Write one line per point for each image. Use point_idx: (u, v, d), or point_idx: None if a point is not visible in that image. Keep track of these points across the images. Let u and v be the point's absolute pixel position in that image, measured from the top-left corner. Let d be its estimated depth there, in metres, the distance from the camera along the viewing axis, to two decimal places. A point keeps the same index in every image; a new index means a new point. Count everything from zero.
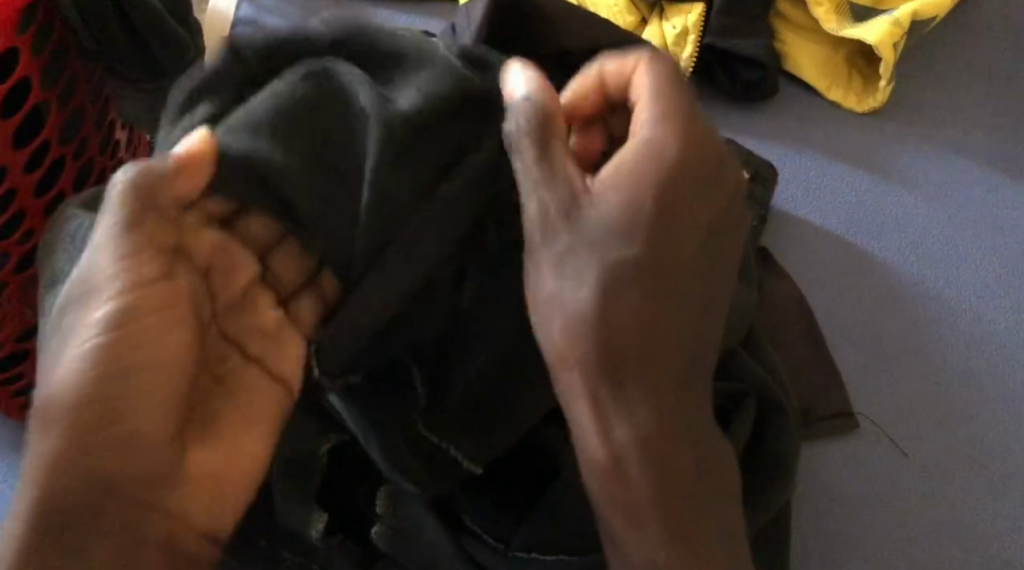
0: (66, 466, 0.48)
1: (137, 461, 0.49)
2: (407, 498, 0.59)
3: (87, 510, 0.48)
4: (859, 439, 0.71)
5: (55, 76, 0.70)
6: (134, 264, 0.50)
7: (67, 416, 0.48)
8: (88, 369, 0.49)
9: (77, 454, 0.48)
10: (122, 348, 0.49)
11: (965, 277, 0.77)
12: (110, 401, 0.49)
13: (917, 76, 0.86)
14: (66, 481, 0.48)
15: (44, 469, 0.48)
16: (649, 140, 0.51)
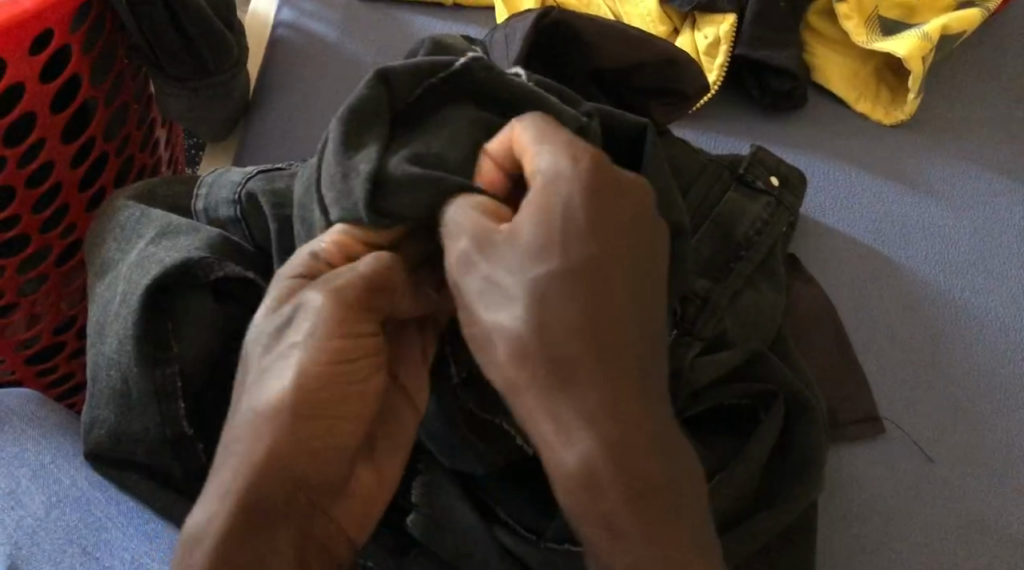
0: (261, 469, 0.45)
1: (319, 472, 0.46)
2: (444, 489, 0.61)
3: (270, 518, 0.45)
4: (883, 444, 0.72)
5: (104, 73, 0.72)
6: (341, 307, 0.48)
7: (279, 423, 0.45)
8: (292, 380, 0.46)
9: (291, 463, 0.45)
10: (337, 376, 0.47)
11: (992, 289, 0.78)
12: (314, 409, 0.46)
13: (944, 90, 0.87)
14: (269, 487, 0.45)
15: (237, 476, 0.45)
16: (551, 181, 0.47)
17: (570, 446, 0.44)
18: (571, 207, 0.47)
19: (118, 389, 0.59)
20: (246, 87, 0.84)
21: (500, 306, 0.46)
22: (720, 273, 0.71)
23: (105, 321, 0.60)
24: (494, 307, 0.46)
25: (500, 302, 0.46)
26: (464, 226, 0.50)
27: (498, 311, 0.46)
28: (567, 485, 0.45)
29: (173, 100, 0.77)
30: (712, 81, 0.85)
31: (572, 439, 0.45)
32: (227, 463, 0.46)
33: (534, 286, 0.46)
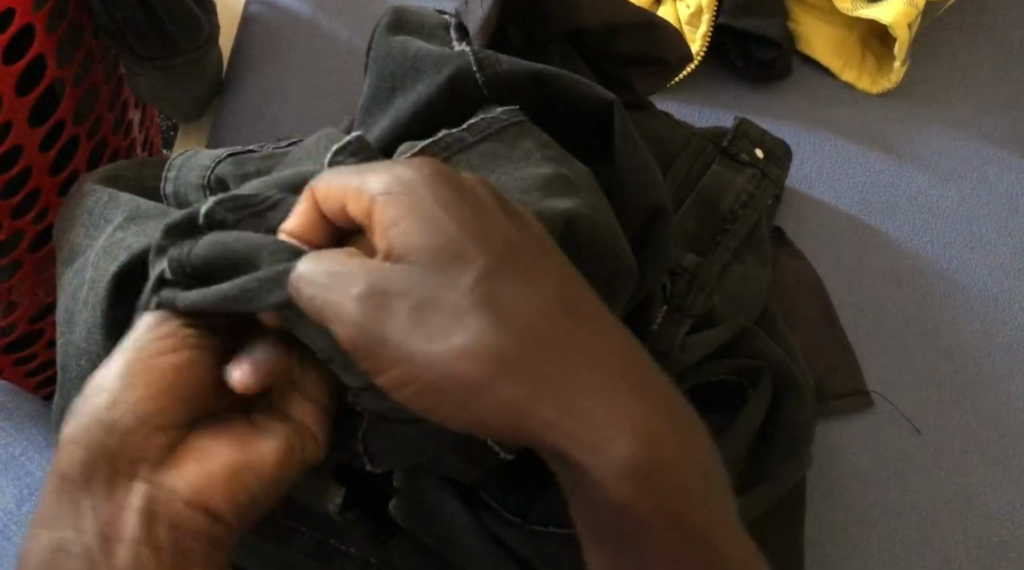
0: (102, 432, 0.47)
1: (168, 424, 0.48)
2: (427, 473, 0.59)
3: (115, 470, 0.47)
4: (872, 418, 0.71)
5: (71, 54, 0.70)
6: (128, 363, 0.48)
7: (113, 402, 0.48)
8: (121, 369, 0.48)
9: (134, 413, 0.48)
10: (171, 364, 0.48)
11: (979, 258, 0.77)
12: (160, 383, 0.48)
13: (929, 56, 0.86)
14: (102, 446, 0.47)
15: (83, 441, 0.47)
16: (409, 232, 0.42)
17: (614, 441, 0.40)
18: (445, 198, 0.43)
19: (88, 379, 0.58)
20: (218, 66, 0.81)
21: (430, 333, 0.40)
22: (706, 248, 0.70)
23: (75, 310, 0.59)
24: (432, 340, 0.40)
25: (447, 332, 0.40)
26: (350, 269, 0.42)
27: (445, 341, 0.40)
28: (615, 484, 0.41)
29: (144, 81, 0.75)
30: (695, 52, 0.83)
31: (603, 438, 0.40)
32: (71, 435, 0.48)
33: (478, 304, 0.41)
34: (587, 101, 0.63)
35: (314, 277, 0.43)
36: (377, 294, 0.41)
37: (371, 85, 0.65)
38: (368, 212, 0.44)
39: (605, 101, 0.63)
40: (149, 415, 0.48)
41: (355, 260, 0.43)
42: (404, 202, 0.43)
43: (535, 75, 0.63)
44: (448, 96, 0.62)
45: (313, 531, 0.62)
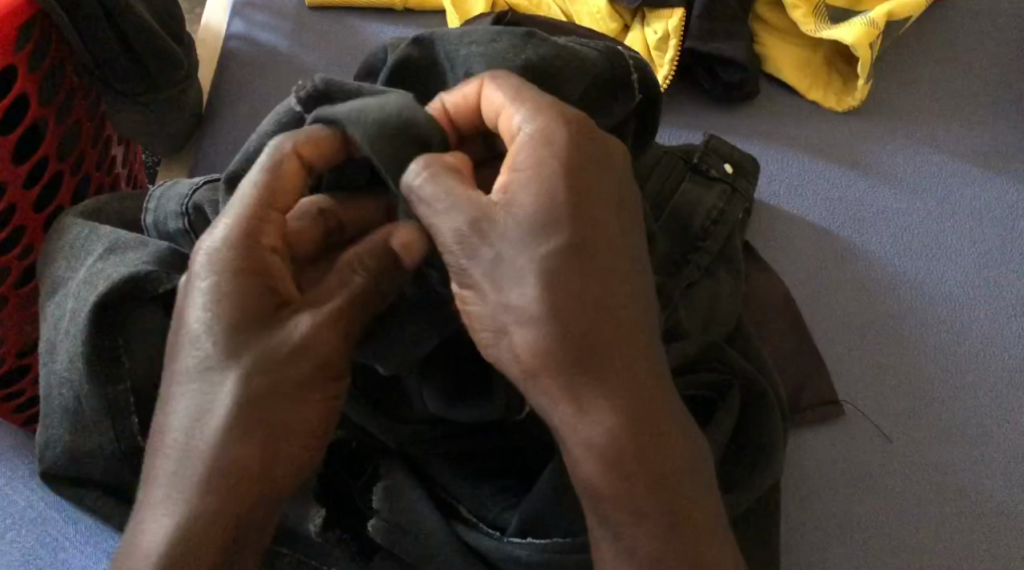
0: (228, 481, 0.49)
1: (275, 475, 0.50)
2: (403, 492, 0.61)
3: (243, 521, 0.49)
4: (842, 428, 0.72)
5: (54, 92, 0.72)
6: (245, 223, 0.52)
7: (218, 439, 0.49)
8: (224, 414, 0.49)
9: (239, 463, 0.49)
10: (268, 411, 0.50)
11: (945, 268, 0.78)
12: (259, 428, 0.49)
13: (894, 74, 0.88)
14: (225, 496, 0.49)
15: (209, 489, 0.49)
16: (533, 136, 0.52)
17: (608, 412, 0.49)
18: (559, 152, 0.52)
19: (71, 407, 0.59)
20: (198, 101, 0.83)
21: (513, 192, 0.51)
22: (678, 265, 0.72)
23: (57, 340, 0.61)
24: (506, 197, 0.51)
25: (516, 173, 0.51)
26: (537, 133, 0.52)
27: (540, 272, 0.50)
28: (605, 453, 0.49)
29: (124, 117, 0.77)
30: (663, 76, 0.85)
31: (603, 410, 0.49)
32: (173, 465, 0.49)
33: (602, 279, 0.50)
34: (577, 81, 0.66)
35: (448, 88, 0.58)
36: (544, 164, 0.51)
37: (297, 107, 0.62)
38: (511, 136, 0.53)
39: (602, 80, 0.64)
40: (277, 466, 0.50)
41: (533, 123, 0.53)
42: (528, 150, 0.52)
43: (520, 34, 0.66)
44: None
45: (294, 552, 0.63)
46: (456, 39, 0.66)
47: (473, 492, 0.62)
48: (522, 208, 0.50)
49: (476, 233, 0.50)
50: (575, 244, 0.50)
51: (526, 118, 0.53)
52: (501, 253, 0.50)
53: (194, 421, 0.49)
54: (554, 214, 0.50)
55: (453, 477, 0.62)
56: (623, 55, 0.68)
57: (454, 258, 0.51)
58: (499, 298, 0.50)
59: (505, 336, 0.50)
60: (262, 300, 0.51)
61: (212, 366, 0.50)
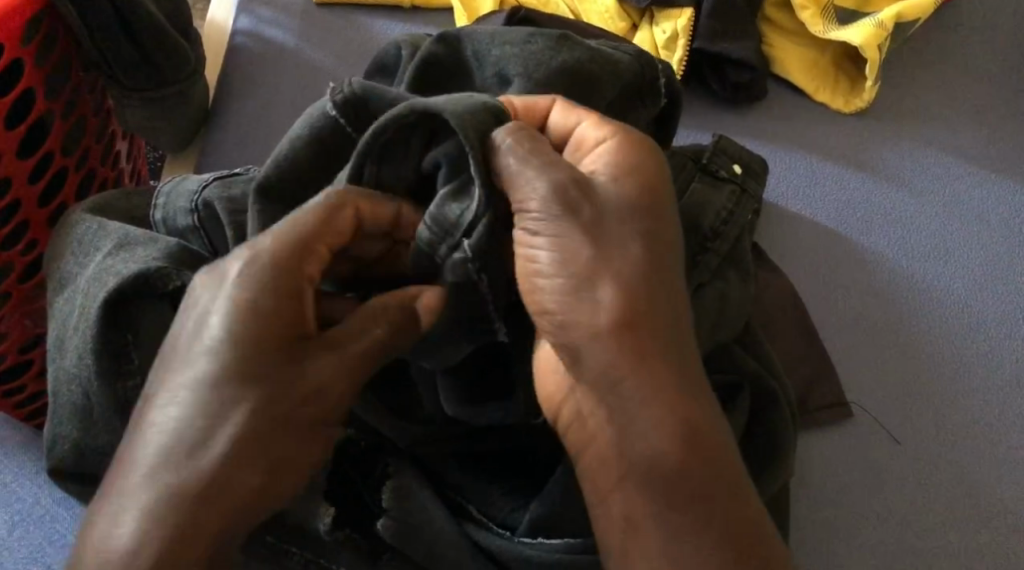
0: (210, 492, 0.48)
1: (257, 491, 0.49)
2: (414, 491, 0.61)
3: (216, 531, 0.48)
4: (851, 431, 0.72)
5: (59, 86, 0.71)
6: (280, 255, 0.52)
7: (209, 447, 0.48)
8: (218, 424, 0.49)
9: (224, 474, 0.48)
10: (261, 428, 0.49)
11: (952, 271, 0.78)
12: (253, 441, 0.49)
13: (902, 76, 0.88)
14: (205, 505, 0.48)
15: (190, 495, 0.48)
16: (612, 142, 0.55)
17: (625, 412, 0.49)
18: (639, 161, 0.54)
19: (79, 404, 0.59)
20: (204, 97, 0.83)
21: (603, 176, 0.53)
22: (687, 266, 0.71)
23: (65, 336, 0.60)
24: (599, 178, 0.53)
25: (605, 163, 0.54)
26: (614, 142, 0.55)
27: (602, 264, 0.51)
28: None
29: (130, 113, 0.77)
30: (671, 75, 0.85)
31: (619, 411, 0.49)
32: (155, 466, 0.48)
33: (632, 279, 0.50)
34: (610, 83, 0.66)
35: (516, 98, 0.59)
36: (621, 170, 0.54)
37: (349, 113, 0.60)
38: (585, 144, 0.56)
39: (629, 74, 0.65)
40: (259, 485, 0.49)
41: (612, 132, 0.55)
42: (610, 152, 0.54)
43: (556, 35, 0.66)
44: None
45: (302, 551, 0.62)
46: (487, 39, 0.66)
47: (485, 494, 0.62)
48: (613, 183, 0.53)
49: (569, 199, 0.52)
50: (654, 229, 0.52)
51: (611, 130, 0.56)
52: (599, 216, 0.52)
53: (190, 439, 0.49)
54: (649, 199, 0.53)
55: (464, 477, 0.62)
56: (653, 62, 0.69)
57: (541, 218, 0.52)
58: (592, 253, 0.51)
59: (590, 294, 0.50)
60: (283, 340, 0.51)
61: (220, 390, 0.49)
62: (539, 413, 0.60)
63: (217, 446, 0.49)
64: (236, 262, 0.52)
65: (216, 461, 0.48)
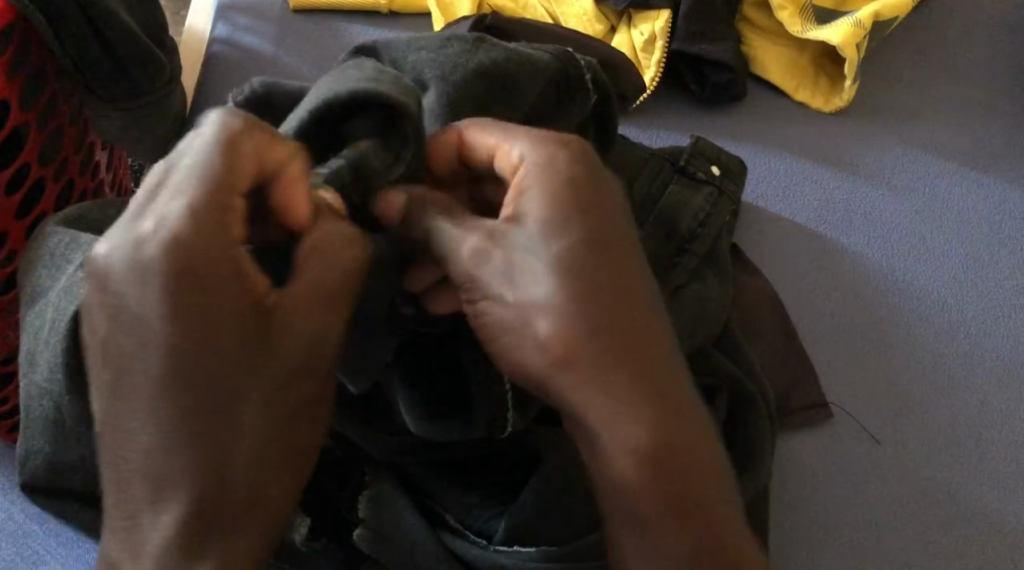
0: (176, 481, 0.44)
1: (228, 476, 0.44)
2: (390, 500, 0.61)
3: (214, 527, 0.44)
4: (832, 431, 0.72)
5: (34, 99, 0.71)
6: (191, 218, 0.44)
7: (161, 435, 0.44)
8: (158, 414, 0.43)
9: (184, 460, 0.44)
10: (205, 407, 0.44)
11: (932, 269, 0.78)
12: (210, 413, 0.44)
13: (881, 74, 0.88)
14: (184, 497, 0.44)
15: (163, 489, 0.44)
16: (533, 161, 0.52)
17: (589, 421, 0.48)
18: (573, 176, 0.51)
19: (50, 418, 0.59)
20: (182, 105, 0.83)
21: (523, 211, 0.50)
22: (664, 268, 0.71)
23: (36, 350, 0.60)
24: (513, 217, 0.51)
25: (522, 193, 0.51)
26: (541, 156, 0.52)
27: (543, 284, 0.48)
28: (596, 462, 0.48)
29: (107, 123, 0.76)
30: (649, 77, 0.84)
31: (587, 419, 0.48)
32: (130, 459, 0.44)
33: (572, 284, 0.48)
34: (528, 80, 0.65)
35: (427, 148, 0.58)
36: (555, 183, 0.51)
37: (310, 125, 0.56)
38: (512, 168, 0.53)
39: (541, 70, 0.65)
40: (245, 464, 0.45)
41: (538, 146, 0.52)
42: (532, 173, 0.51)
43: (471, 39, 0.65)
44: (452, 104, 0.62)
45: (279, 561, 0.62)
46: (403, 48, 0.65)
47: (459, 500, 0.62)
48: (532, 221, 0.50)
49: (486, 248, 0.50)
50: (592, 240, 0.49)
51: (526, 148, 0.53)
52: (516, 254, 0.49)
53: (181, 430, 0.43)
54: (567, 221, 0.49)
55: (438, 484, 0.62)
56: (577, 59, 0.68)
57: (466, 272, 0.51)
58: (517, 292, 0.49)
59: (529, 329, 0.48)
60: (236, 305, 0.44)
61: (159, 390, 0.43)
62: (502, 432, 0.60)
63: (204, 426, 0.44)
64: (146, 224, 0.44)
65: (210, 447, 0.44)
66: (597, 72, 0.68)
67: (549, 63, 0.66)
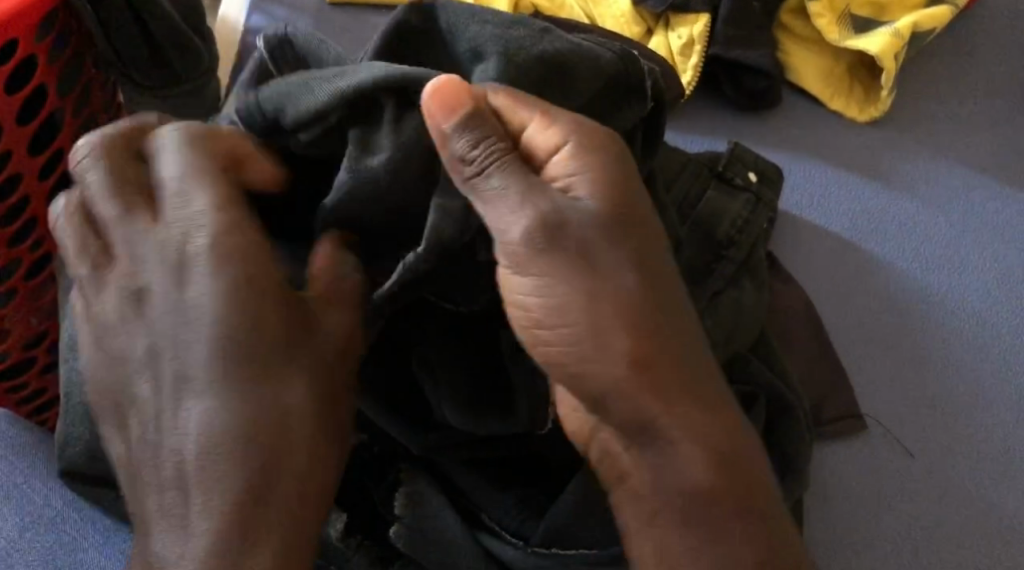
0: (223, 480, 0.47)
1: (283, 467, 0.48)
2: (426, 499, 0.61)
3: (265, 515, 0.47)
4: (864, 443, 0.72)
5: (71, 84, 0.70)
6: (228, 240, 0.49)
7: (211, 433, 0.47)
8: (200, 421, 0.48)
9: (237, 460, 0.47)
10: (268, 391, 0.48)
11: (967, 283, 0.78)
12: (268, 403, 0.48)
13: (917, 85, 0.87)
14: (230, 497, 0.47)
15: (207, 487, 0.47)
16: (578, 155, 0.51)
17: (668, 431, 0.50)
18: (625, 194, 0.50)
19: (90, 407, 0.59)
20: (217, 95, 0.82)
21: (578, 196, 0.50)
22: (703, 274, 0.71)
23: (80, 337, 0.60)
24: (574, 198, 0.50)
25: (574, 177, 0.50)
26: (587, 153, 0.51)
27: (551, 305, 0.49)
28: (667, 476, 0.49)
29: (143, 110, 0.76)
30: (687, 81, 0.84)
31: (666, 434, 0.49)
32: (183, 459, 0.48)
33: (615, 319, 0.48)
34: (586, 79, 0.60)
35: (456, 122, 0.50)
36: (603, 191, 0.50)
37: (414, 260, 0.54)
38: (553, 149, 0.51)
39: (604, 76, 0.60)
40: (310, 431, 0.49)
41: (584, 137, 0.51)
42: (579, 166, 0.51)
43: (537, 27, 0.60)
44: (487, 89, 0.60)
45: (314, 556, 0.63)
46: (466, 13, 0.60)
47: (495, 499, 0.61)
48: (594, 206, 0.50)
49: (551, 229, 0.49)
50: (639, 236, 0.50)
51: (569, 131, 0.51)
52: (587, 245, 0.49)
53: (233, 427, 0.47)
54: (625, 215, 0.50)
55: (474, 482, 0.61)
56: (638, 60, 0.62)
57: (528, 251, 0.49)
58: (592, 286, 0.48)
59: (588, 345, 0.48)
60: (266, 303, 0.49)
61: (235, 375, 0.48)
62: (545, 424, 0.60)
63: (264, 451, 0.48)
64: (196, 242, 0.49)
65: (264, 437, 0.48)
66: (658, 81, 0.64)
67: (608, 64, 0.60)
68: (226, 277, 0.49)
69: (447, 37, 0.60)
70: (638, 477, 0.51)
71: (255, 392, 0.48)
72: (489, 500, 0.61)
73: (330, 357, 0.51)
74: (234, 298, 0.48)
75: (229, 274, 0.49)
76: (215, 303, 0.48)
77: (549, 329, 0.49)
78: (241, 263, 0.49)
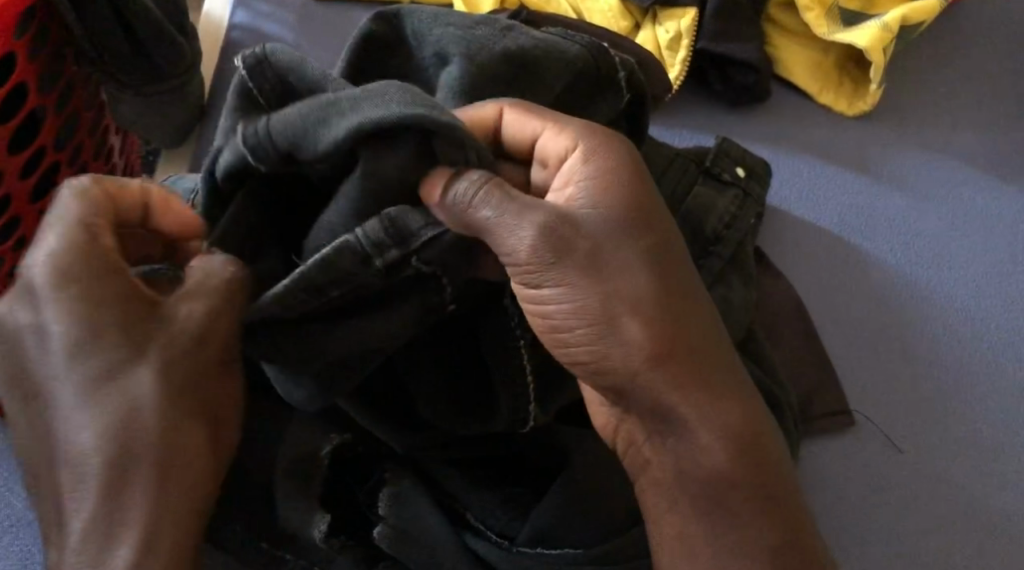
0: (124, 478, 0.51)
1: (178, 452, 0.52)
2: (412, 500, 0.60)
3: (174, 505, 0.52)
4: (855, 440, 0.71)
5: (52, 81, 0.70)
6: (73, 241, 0.52)
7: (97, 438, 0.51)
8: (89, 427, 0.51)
9: (131, 458, 0.51)
10: (138, 390, 0.51)
11: (957, 278, 0.78)
12: (130, 405, 0.51)
13: (906, 79, 0.87)
14: (133, 490, 0.51)
15: (107, 486, 0.51)
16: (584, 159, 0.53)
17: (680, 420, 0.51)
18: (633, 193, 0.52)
19: None
20: (200, 93, 0.82)
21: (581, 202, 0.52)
22: (692, 270, 0.70)
23: None
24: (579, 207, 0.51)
25: (580, 185, 0.52)
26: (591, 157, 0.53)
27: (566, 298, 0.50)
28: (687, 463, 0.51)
29: (125, 107, 0.75)
30: (674, 76, 0.83)
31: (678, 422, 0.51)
32: (82, 464, 0.51)
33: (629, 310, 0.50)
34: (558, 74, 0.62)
35: (441, 181, 0.51)
36: (606, 192, 0.51)
37: (374, 228, 0.51)
38: (561, 157, 0.54)
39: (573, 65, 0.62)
40: (193, 423, 0.53)
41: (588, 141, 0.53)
42: (585, 169, 0.52)
43: (500, 25, 0.62)
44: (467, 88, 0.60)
45: (297, 558, 0.61)
46: (428, 19, 0.61)
47: (482, 500, 0.61)
48: (603, 212, 0.51)
49: (560, 240, 0.50)
50: (655, 237, 0.51)
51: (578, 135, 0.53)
52: (596, 250, 0.50)
53: (116, 432, 0.51)
54: (638, 218, 0.51)
55: (460, 485, 0.61)
56: (608, 51, 0.63)
57: (539, 259, 0.50)
58: (604, 288, 0.50)
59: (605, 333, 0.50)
60: (127, 311, 0.52)
61: (102, 381, 0.51)
62: (527, 423, 0.59)
63: (126, 454, 0.51)
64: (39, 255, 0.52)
65: (149, 436, 0.51)
66: (630, 72, 0.64)
67: (578, 56, 0.62)
68: (93, 288, 0.52)
69: (413, 45, 0.62)
70: (658, 467, 0.52)
71: (106, 394, 0.51)
72: (476, 501, 0.61)
73: (201, 345, 0.53)
74: (84, 307, 0.51)
75: (90, 282, 0.52)
76: (67, 314, 0.51)
77: (563, 330, 0.51)
78: (92, 267, 0.52)
